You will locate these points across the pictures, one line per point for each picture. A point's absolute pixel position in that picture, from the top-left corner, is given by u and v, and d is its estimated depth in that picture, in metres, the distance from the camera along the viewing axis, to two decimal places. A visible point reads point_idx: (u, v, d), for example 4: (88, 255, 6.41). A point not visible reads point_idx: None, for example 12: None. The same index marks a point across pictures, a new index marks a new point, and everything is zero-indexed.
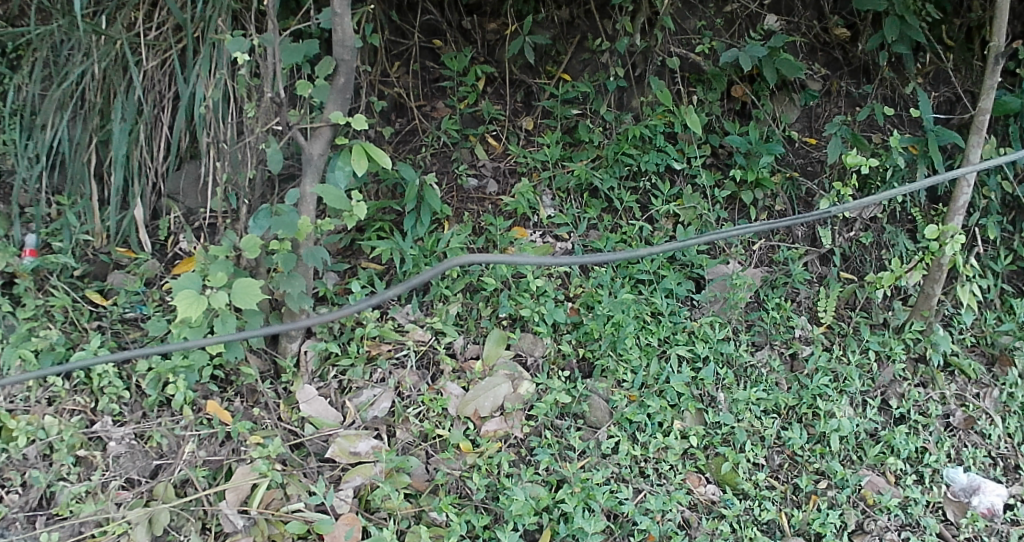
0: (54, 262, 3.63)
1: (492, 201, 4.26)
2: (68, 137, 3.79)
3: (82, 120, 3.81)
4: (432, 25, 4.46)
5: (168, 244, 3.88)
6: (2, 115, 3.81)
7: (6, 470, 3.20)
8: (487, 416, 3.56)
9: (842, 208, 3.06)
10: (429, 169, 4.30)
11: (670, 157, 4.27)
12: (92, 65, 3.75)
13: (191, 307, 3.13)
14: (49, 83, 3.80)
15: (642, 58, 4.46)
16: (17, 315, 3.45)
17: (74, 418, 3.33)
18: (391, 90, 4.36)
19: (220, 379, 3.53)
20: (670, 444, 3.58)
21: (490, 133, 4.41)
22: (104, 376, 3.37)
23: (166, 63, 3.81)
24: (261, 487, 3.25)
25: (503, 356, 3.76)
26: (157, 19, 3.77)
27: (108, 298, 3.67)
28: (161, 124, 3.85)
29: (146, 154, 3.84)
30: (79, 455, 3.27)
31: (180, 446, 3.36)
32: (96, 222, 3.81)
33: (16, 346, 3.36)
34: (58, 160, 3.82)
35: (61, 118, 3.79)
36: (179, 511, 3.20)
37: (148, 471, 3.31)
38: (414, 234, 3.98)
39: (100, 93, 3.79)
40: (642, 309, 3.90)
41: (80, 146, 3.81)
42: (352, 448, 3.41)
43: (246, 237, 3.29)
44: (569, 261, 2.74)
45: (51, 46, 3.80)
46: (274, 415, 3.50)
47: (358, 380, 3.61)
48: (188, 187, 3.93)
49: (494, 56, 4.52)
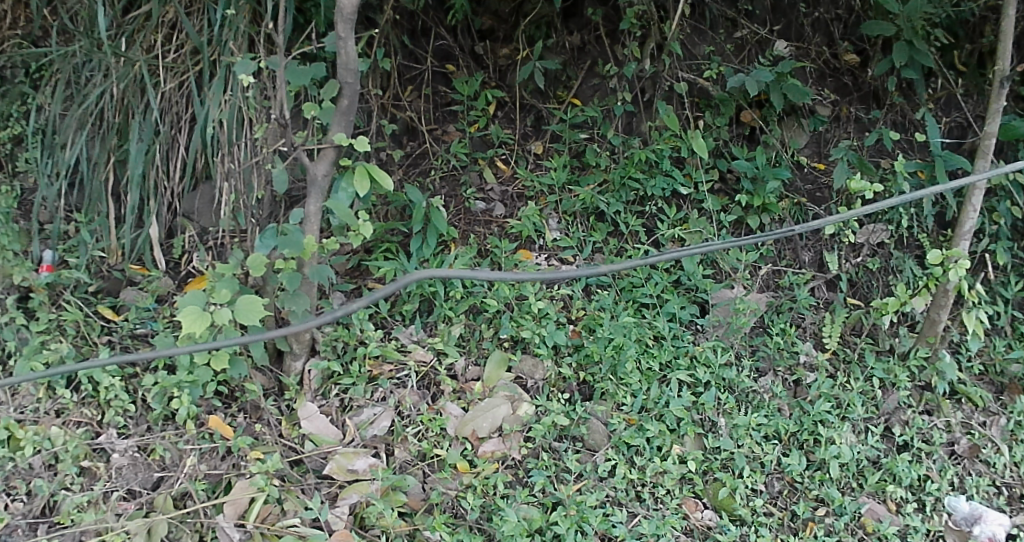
0: (68, 278, 3.64)
1: (499, 224, 4.18)
2: (87, 155, 3.85)
3: (100, 140, 3.86)
4: (445, 50, 4.49)
5: (181, 262, 3.84)
6: (25, 134, 3.88)
7: (12, 479, 3.29)
8: (485, 436, 3.59)
9: (836, 219, 2.92)
10: (438, 193, 4.25)
11: (676, 182, 4.28)
12: (111, 86, 3.82)
13: (195, 322, 3.20)
14: (69, 104, 3.88)
15: (651, 83, 4.50)
16: (31, 328, 3.46)
17: (79, 429, 3.42)
18: (403, 114, 4.36)
19: (224, 395, 3.59)
20: (668, 469, 3.60)
21: (499, 156, 4.39)
22: (110, 389, 3.45)
23: (184, 86, 3.85)
24: (258, 501, 3.29)
25: (504, 378, 3.76)
26: (175, 42, 3.84)
27: (120, 314, 3.65)
28: (177, 144, 3.86)
29: (163, 174, 3.85)
30: (83, 466, 3.35)
31: (182, 460, 3.41)
32: (111, 239, 3.81)
33: (29, 358, 3.36)
34: (78, 179, 3.87)
35: (82, 138, 3.85)
36: (178, 523, 3.25)
37: (150, 483, 3.38)
38: (420, 256, 3.88)
39: (119, 113, 3.85)
40: (645, 333, 3.93)
41: (98, 164, 3.85)
42: (349, 466, 3.44)
43: (252, 256, 3.35)
44: (588, 272, 2.69)
45: (73, 67, 3.89)
46: (275, 431, 3.54)
47: (360, 398, 3.63)
48: (203, 207, 3.89)
49: (506, 81, 4.56)
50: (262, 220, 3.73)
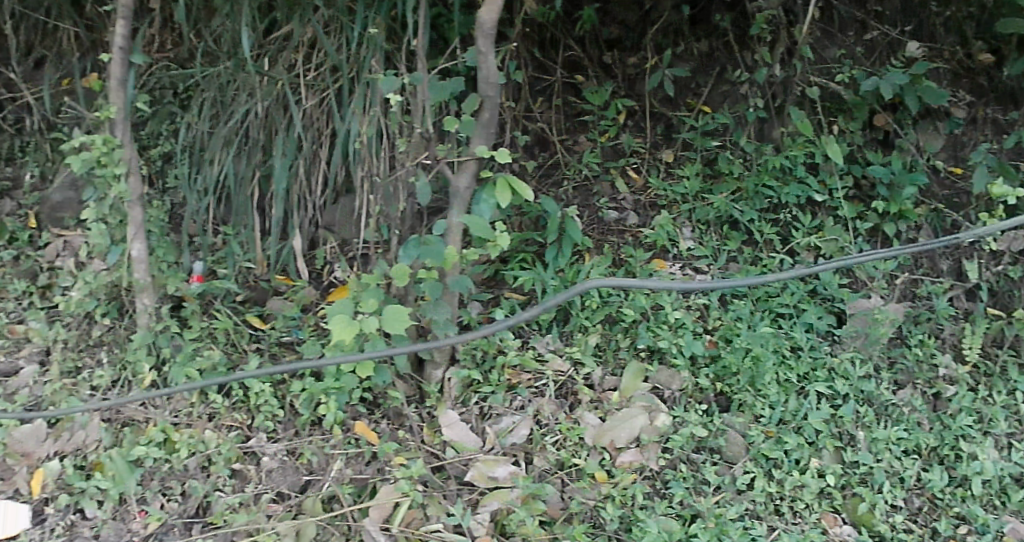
0: (218, 287, 3.73)
1: (632, 234, 4.12)
2: (234, 171, 3.96)
3: (246, 156, 3.96)
4: (574, 61, 4.52)
5: (323, 272, 3.92)
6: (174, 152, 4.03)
7: (168, 479, 3.42)
8: (623, 447, 3.57)
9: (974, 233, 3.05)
10: (571, 202, 4.23)
11: (811, 189, 4.15)
12: (255, 105, 3.93)
13: (344, 331, 3.26)
14: (215, 122, 4.00)
15: (782, 89, 4.39)
16: (184, 335, 3.55)
17: (231, 433, 3.53)
18: (535, 125, 4.37)
19: (368, 402, 3.65)
20: (807, 483, 3.51)
21: (631, 165, 4.35)
22: (260, 395, 3.55)
23: (324, 102, 3.92)
24: (402, 506, 3.35)
25: (641, 389, 3.73)
26: (315, 60, 3.92)
27: (266, 322, 3.74)
28: (318, 159, 3.95)
29: (305, 187, 3.95)
30: (235, 468, 3.46)
31: (329, 464, 3.49)
32: (257, 251, 3.92)
33: (183, 364, 3.47)
34: (225, 194, 3.99)
35: (228, 155, 3.96)
36: (326, 525, 3.33)
37: (298, 486, 3.45)
38: (555, 266, 3.87)
39: (263, 130, 3.95)
40: (782, 343, 3.85)
41: (244, 180, 3.96)
42: (490, 473, 3.46)
43: (395, 266, 3.41)
44: (727, 285, 3.00)
45: (219, 87, 4.00)
46: (417, 438, 3.59)
47: (499, 406, 3.66)
48: (344, 219, 3.96)
49: (635, 90, 4.53)
50: (404, 231, 3.71)
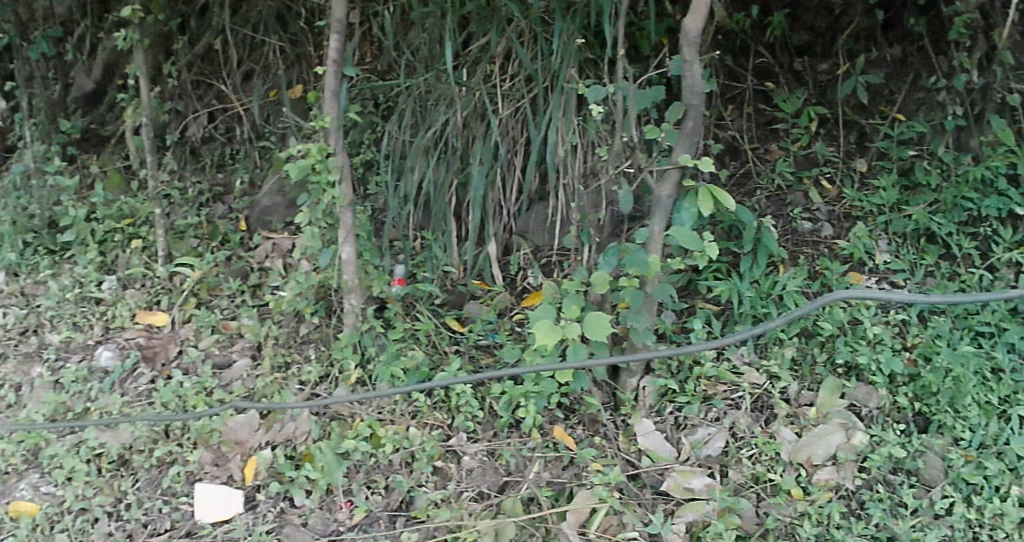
0: (421, 290, 3.87)
1: (827, 245, 4.04)
2: (433, 178, 4.05)
3: (445, 164, 4.05)
4: (765, 68, 4.55)
5: (517, 278, 4.00)
6: (376, 159, 4.17)
7: (373, 473, 3.49)
8: (820, 464, 3.50)
9: None
10: (764, 212, 4.19)
11: (1012, 202, 3.90)
12: (454, 115, 4.03)
13: (548, 337, 3.38)
14: (415, 131, 4.11)
15: (980, 96, 4.17)
16: (389, 335, 3.67)
17: (433, 432, 3.61)
18: (726, 133, 4.40)
19: (564, 407, 3.71)
20: (1009, 511, 3.33)
21: (825, 175, 4.27)
22: (461, 395, 3.64)
23: (519, 111, 4.00)
24: (600, 511, 3.36)
25: (838, 405, 3.65)
26: (511, 70, 4.01)
27: (464, 325, 3.84)
28: (513, 167, 4.04)
29: (501, 195, 4.04)
30: (437, 466, 3.52)
31: (527, 466, 3.54)
32: (455, 256, 4.04)
33: (388, 363, 3.57)
34: (424, 201, 4.09)
35: (428, 163, 4.07)
36: (524, 526, 3.35)
37: (497, 486, 3.50)
38: (751, 276, 3.89)
39: (461, 139, 4.04)
40: (982, 364, 3.70)
41: (443, 187, 4.05)
42: (686, 483, 3.46)
43: (596, 273, 3.48)
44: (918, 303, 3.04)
45: (419, 97, 4.12)
46: (613, 445, 3.62)
47: (694, 417, 3.66)
48: (537, 226, 4.04)
49: (826, 97, 4.48)
50: (604, 239, 3.77)
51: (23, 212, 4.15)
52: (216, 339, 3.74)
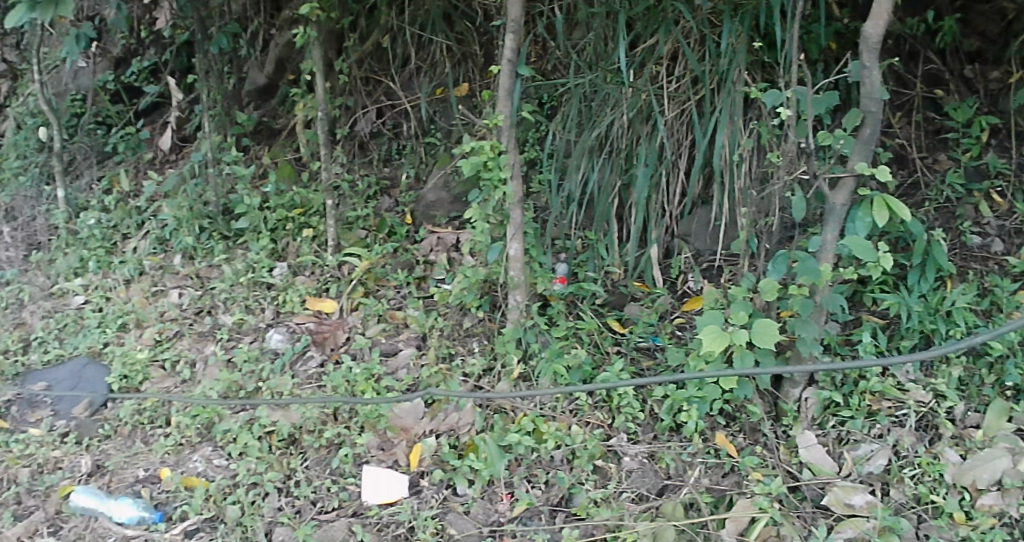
0: (584, 289, 3.97)
1: (997, 261, 3.94)
2: (598, 178, 4.17)
3: (610, 164, 4.16)
4: (934, 74, 4.45)
5: (679, 281, 4.12)
6: (541, 159, 4.32)
7: (534, 467, 3.54)
8: (985, 488, 3.32)
9: None
10: (933, 224, 4.11)
11: None
12: (620, 115, 4.12)
13: (715, 341, 3.40)
14: (580, 131, 4.23)
15: None
16: (552, 333, 3.76)
17: (595, 431, 3.65)
18: (894, 141, 4.35)
19: (726, 414, 3.70)
20: None
21: (995, 189, 4.14)
22: (623, 396, 3.69)
23: (685, 114, 4.10)
24: (761, 521, 3.30)
25: (1005, 429, 3.49)
26: (677, 72, 4.10)
27: (625, 326, 3.93)
28: (677, 169, 4.15)
29: (665, 197, 4.16)
30: (597, 465, 3.55)
31: (687, 471, 3.55)
32: (617, 257, 4.13)
33: (550, 359, 3.66)
34: (588, 200, 4.21)
35: (593, 163, 4.19)
36: (683, 531, 3.33)
37: (656, 488, 3.50)
38: (918, 290, 3.81)
39: (626, 139, 4.14)
40: None
41: (607, 187, 4.16)
42: (846, 499, 3.37)
43: (764, 280, 3.52)
44: None
45: (584, 97, 4.22)
46: (774, 455, 3.59)
47: (857, 432, 3.59)
48: (700, 229, 4.15)
49: (999, 106, 4.34)
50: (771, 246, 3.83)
51: (199, 200, 4.54)
52: (382, 328, 3.88)
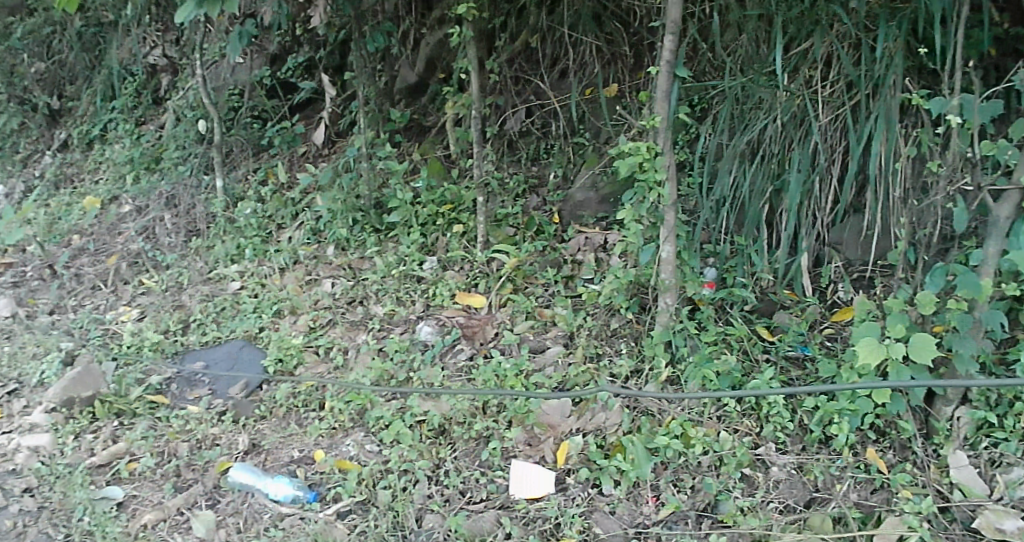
0: (735, 295, 3.97)
1: None
2: (749, 183, 4.13)
3: (762, 170, 4.11)
4: None
5: (828, 291, 4.01)
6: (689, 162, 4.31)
7: (681, 471, 3.52)
8: None
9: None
10: None
11: None
12: (774, 120, 4.07)
13: (871, 354, 3.32)
14: (729, 134, 4.19)
15: None
16: (702, 337, 3.76)
17: (743, 438, 3.61)
18: None
19: (876, 429, 3.57)
20: None
21: None
22: (773, 405, 3.64)
23: (839, 119, 3.98)
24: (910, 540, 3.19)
25: None
26: (832, 76, 3.98)
27: (774, 334, 3.88)
28: (830, 176, 4.04)
29: (817, 204, 4.06)
30: (745, 473, 3.51)
31: (835, 485, 3.46)
32: (766, 263, 4.09)
33: (699, 365, 3.65)
34: (738, 205, 4.17)
35: (743, 168, 4.15)
36: None
37: (804, 501, 3.43)
38: None
39: (778, 144, 4.08)
40: None
41: (758, 192, 4.11)
42: (998, 523, 3.18)
43: (921, 293, 3.43)
44: None
45: (737, 99, 4.19)
46: (925, 474, 3.45)
47: (1012, 455, 3.39)
48: (852, 238, 4.04)
49: None
50: (931, 258, 3.71)
51: (352, 193, 4.74)
52: (531, 325, 4.00)
